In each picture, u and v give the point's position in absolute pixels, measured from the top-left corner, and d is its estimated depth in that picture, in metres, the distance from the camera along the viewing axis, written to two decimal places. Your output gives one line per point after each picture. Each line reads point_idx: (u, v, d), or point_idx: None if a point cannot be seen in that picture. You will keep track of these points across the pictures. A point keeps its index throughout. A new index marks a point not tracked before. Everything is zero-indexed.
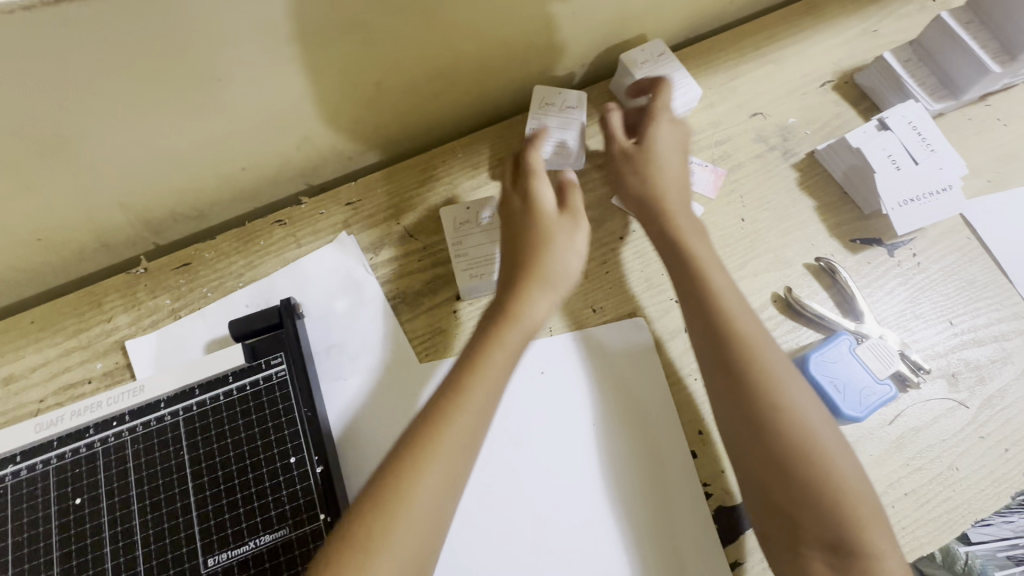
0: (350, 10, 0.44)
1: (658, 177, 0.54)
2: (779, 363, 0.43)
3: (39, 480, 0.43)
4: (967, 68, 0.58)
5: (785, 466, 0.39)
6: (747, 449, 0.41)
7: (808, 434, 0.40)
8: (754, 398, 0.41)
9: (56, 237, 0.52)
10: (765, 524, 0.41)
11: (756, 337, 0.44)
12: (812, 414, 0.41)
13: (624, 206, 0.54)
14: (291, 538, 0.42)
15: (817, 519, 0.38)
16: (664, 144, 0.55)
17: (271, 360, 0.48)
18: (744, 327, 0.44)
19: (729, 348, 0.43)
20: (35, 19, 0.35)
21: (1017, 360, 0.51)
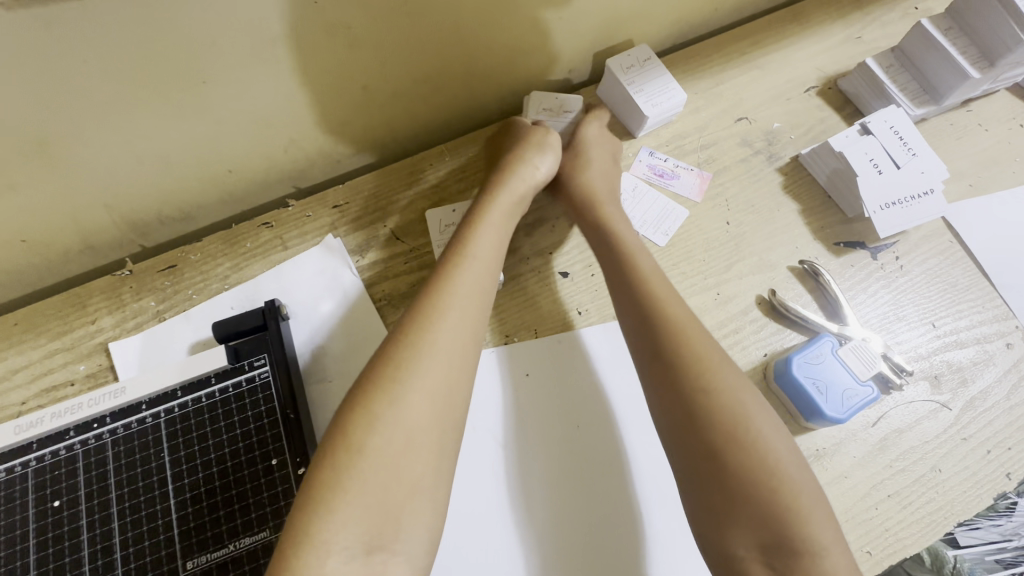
0: (335, 14, 0.45)
1: (590, 183, 0.58)
2: (710, 354, 0.43)
3: (18, 482, 0.43)
4: (947, 74, 0.59)
5: (718, 456, 0.39)
6: (683, 438, 0.40)
7: (743, 420, 0.40)
8: (688, 385, 0.41)
9: (39, 238, 0.52)
10: (701, 524, 0.39)
11: (689, 329, 0.45)
12: (746, 401, 0.41)
13: (601, 211, 0.55)
14: (271, 541, 0.42)
15: (753, 513, 0.37)
16: (596, 154, 0.59)
17: (254, 361, 0.48)
18: (679, 320, 0.45)
19: (662, 341, 0.44)
20: (14, 19, 0.34)
21: (999, 362, 0.52)
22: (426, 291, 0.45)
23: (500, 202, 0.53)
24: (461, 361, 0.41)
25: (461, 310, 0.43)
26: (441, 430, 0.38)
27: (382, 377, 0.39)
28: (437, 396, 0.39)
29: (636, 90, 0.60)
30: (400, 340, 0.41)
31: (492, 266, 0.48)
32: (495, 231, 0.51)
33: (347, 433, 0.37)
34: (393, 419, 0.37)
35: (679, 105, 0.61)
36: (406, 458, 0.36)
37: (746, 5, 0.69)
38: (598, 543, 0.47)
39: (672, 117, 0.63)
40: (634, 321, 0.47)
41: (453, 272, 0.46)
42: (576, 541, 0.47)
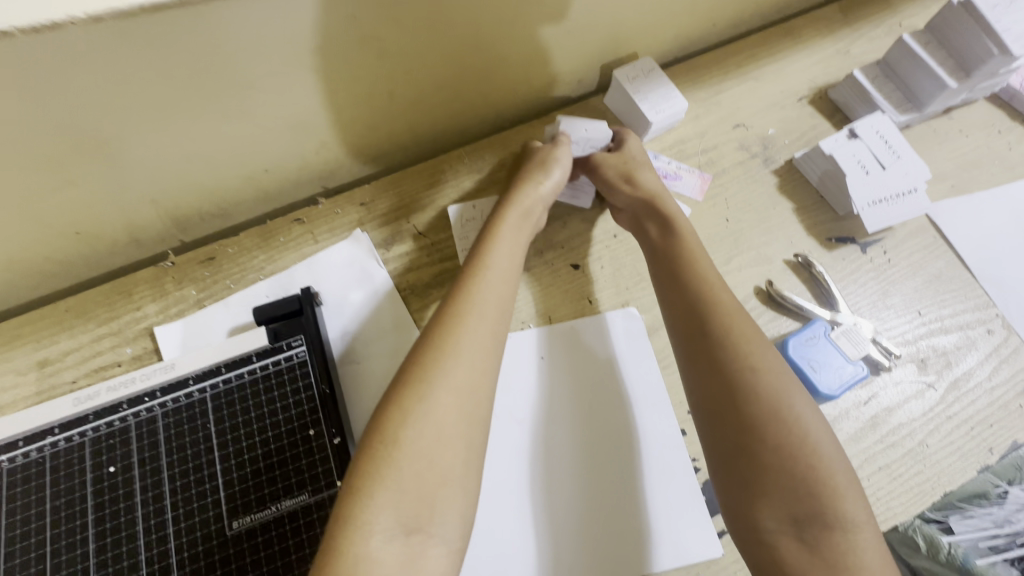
0: (371, 28, 0.50)
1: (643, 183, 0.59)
2: (754, 340, 0.46)
3: (75, 450, 0.47)
4: (927, 84, 0.64)
5: (758, 434, 0.42)
6: (722, 413, 0.43)
7: (784, 402, 0.42)
8: (731, 364, 0.44)
9: (91, 231, 0.56)
10: (736, 499, 0.42)
11: (733, 318, 0.47)
12: (788, 385, 0.44)
13: (653, 208, 0.57)
14: (310, 503, 0.46)
15: (789, 488, 0.40)
16: (645, 165, 0.61)
17: (292, 342, 0.51)
18: (723, 308, 0.48)
19: (706, 326, 0.47)
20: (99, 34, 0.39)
21: (981, 346, 0.56)
22: (448, 300, 0.47)
23: (509, 218, 0.55)
24: (483, 366, 0.43)
25: (483, 318, 0.46)
26: (467, 427, 0.41)
27: (410, 379, 0.41)
28: (462, 394, 0.41)
29: (642, 98, 0.65)
30: (426, 346, 0.43)
31: (507, 278, 0.50)
32: (508, 246, 0.53)
33: (382, 427, 0.39)
34: (422, 415, 0.39)
35: (681, 112, 0.66)
36: (437, 450, 0.39)
37: (742, 22, 0.75)
38: (610, 511, 0.51)
39: (675, 123, 0.67)
40: (681, 305, 0.49)
41: (473, 283, 0.48)
42: (588, 509, 0.51)
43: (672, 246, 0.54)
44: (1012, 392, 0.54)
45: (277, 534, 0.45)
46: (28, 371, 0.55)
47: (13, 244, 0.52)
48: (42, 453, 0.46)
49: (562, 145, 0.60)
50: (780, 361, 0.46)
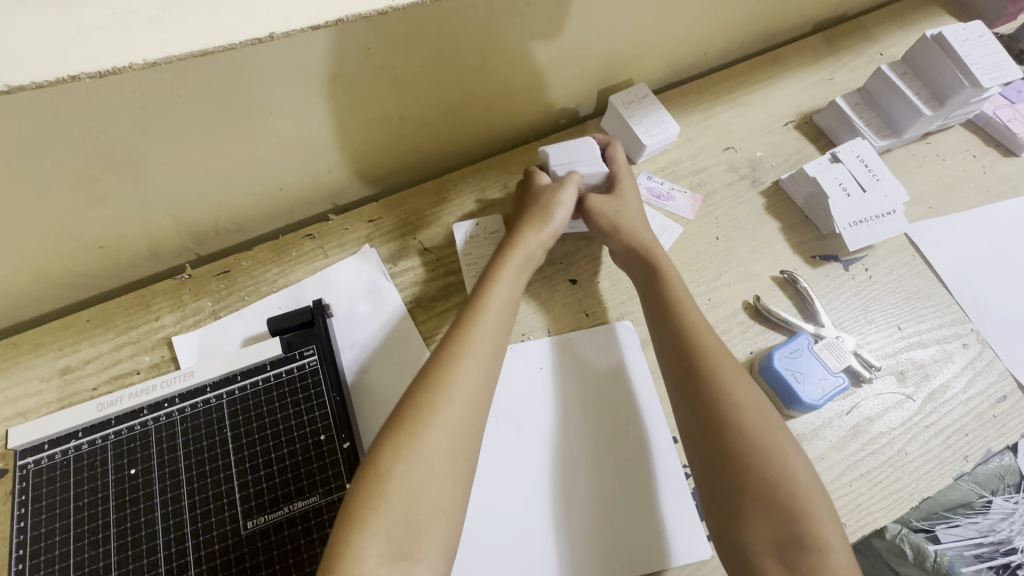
0: (384, 59, 0.54)
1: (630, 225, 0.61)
2: (734, 377, 0.49)
3: (98, 452, 0.49)
4: (904, 112, 0.68)
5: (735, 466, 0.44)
6: (707, 447, 0.46)
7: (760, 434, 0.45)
8: (715, 400, 0.47)
9: (115, 245, 0.59)
10: (720, 527, 0.44)
11: (716, 355, 0.50)
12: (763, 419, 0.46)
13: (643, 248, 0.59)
14: (321, 504, 0.48)
15: (767, 516, 0.42)
16: (634, 211, 0.62)
17: (304, 351, 0.55)
18: (706, 346, 0.51)
19: (692, 363, 0.50)
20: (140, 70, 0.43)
21: (957, 359, 0.59)
22: (444, 341, 0.49)
23: (510, 261, 0.56)
24: (473, 404, 0.46)
25: (476, 356, 0.48)
26: (456, 462, 0.43)
27: (402, 419, 0.44)
28: (452, 432, 0.44)
29: (636, 122, 0.69)
30: (419, 386, 0.46)
31: (503, 318, 0.52)
32: (506, 289, 0.54)
33: (376, 462, 0.42)
34: (414, 452, 0.42)
35: (673, 136, 0.70)
36: (426, 485, 0.41)
37: (731, 50, 0.79)
38: (606, 516, 0.53)
39: (668, 145, 0.71)
40: (669, 344, 0.53)
41: (470, 324, 0.50)
42: (584, 513, 0.53)
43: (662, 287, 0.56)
44: (986, 403, 0.57)
45: (289, 533, 0.47)
46: (51, 378, 0.58)
47: (42, 257, 0.55)
48: (67, 455, 0.49)
49: (566, 189, 0.61)
50: (761, 398, 0.49)
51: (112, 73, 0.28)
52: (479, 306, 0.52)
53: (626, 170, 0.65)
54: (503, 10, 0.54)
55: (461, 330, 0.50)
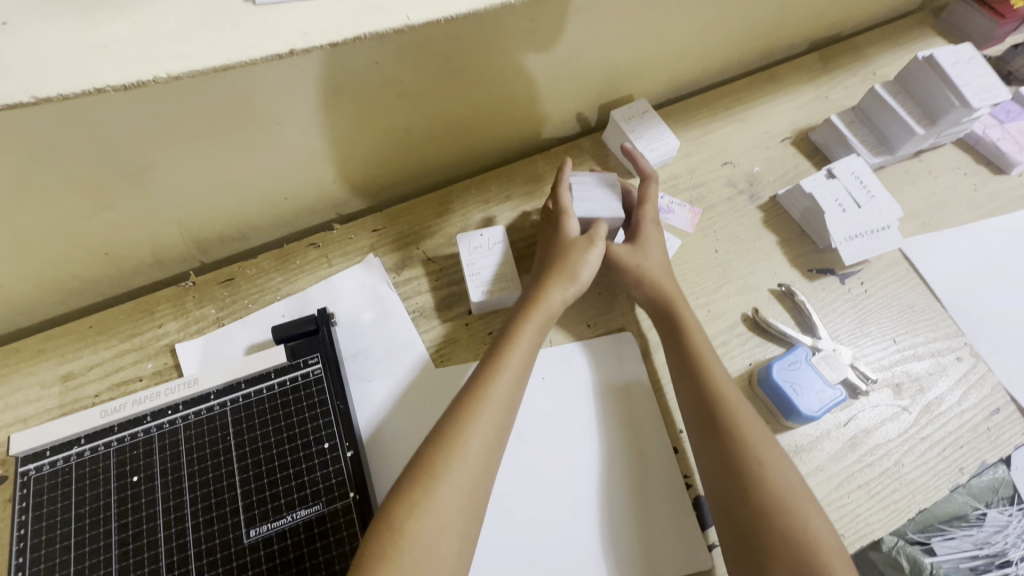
0: (392, 72, 0.55)
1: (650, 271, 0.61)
2: (756, 432, 0.50)
3: (101, 460, 0.49)
4: (897, 130, 0.70)
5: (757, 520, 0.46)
6: (728, 501, 0.48)
7: (779, 491, 0.47)
8: (735, 457, 0.49)
9: (120, 252, 0.59)
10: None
11: (738, 409, 0.52)
12: (782, 476, 0.48)
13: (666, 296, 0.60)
14: (324, 513, 0.48)
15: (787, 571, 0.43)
16: (658, 259, 0.62)
17: (308, 360, 0.55)
18: (729, 399, 0.52)
19: (714, 415, 0.52)
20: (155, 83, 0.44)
21: (951, 372, 0.60)
22: (463, 396, 0.50)
23: (534, 317, 0.56)
24: (486, 461, 0.47)
25: (492, 412, 0.49)
26: (466, 518, 0.44)
27: (418, 475, 0.45)
28: (465, 490, 0.45)
29: (637, 137, 0.70)
30: (436, 441, 0.47)
31: (522, 373, 0.53)
32: (528, 345, 0.54)
33: (390, 515, 0.43)
34: (428, 508, 0.43)
35: (673, 150, 0.71)
36: (440, 541, 0.42)
37: (729, 67, 0.81)
38: (606, 524, 0.53)
39: (667, 159, 0.73)
40: (690, 397, 0.54)
41: (489, 378, 0.51)
42: (585, 522, 0.53)
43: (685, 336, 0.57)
44: (980, 416, 0.58)
45: (292, 542, 0.47)
46: (52, 384, 0.58)
47: (48, 263, 0.55)
48: (69, 462, 0.49)
49: (593, 246, 0.60)
50: (783, 455, 0.50)
51: (136, 85, 0.29)
52: (501, 362, 0.52)
53: (654, 213, 0.65)
54: (510, 27, 0.56)
55: (480, 385, 0.50)
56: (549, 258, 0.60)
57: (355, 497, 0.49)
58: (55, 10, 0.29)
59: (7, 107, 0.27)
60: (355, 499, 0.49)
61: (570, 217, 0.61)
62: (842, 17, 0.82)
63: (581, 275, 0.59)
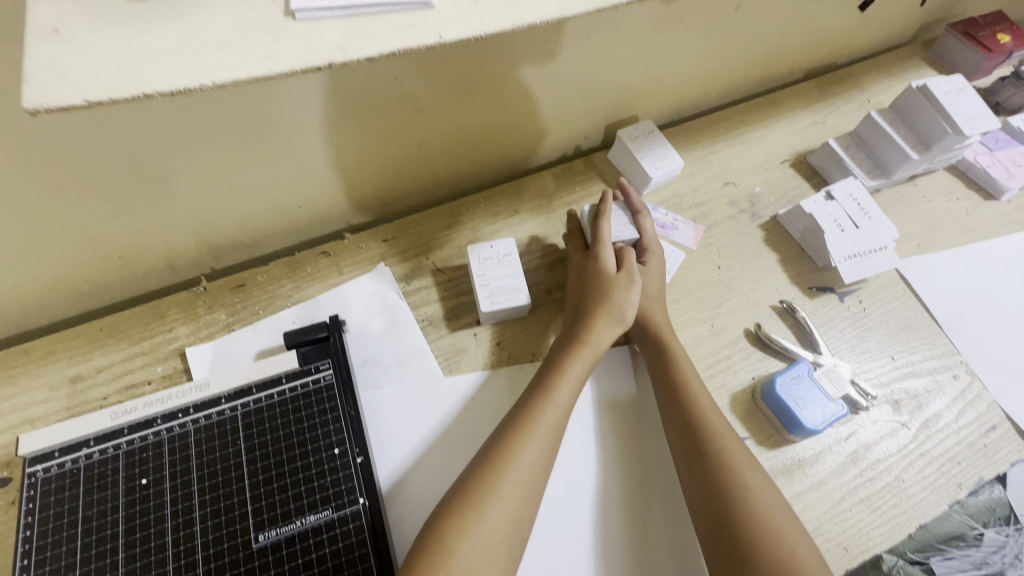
0: (409, 88, 0.57)
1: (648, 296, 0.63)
2: (742, 456, 0.51)
3: (109, 462, 0.49)
4: (892, 156, 0.72)
5: (750, 545, 0.46)
6: (720, 525, 0.48)
7: (772, 515, 0.48)
8: (724, 482, 0.50)
9: (134, 256, 0.60)
10: None
11: (725, 435, 0.53)
12: (772, 499, 0.49)
13: (653, 320, 0.61)
14: (333, 519, 0.49)
15: None
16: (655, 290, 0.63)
17: (320, 365, 0.55)
18: (717, 424, 0.53)
19: (702, 439, 0.52)
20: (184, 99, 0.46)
21: (948, 390, 0.62)
22: (504, 431, 0.51)
23: (582, 354, 0.57)
24: (532, 489, 0.48)
25: (541, 443, 0.50)
26: (510, 545, 0.45)
27: (462, 500, 0.46)
28: (511, 516, 0.46)
29: (642, 155, 0.72)
30: (485, 468, 0.48)
31: (569, 408, 0.54)
32: (574, 381, 0.55)
33: (440, 537, 0.44)
34: (478, 532, 0.44)
35: (677, 169, 0.73)
36: (487, 565, 0.44)
37: (730, 92, 0.84)
38: (617, 530, 0.54)
39: (672, 178, 0.75)
40: (676, 422, 0.55)
41: (539, 411, 0.52)
42: (586, 534, 0.54)
43: (672, 360, 0.58)
44: (977, 432, 0.59)
45: (301, 547, 0.47)
46: (60, 386, 0.58)
47: (63, 264, 0.56)
48: (77, 464, 0.49)
49: (631, 284, 0.61)
50: (770, 481, 0.51)
51: (182, 92, 0.30)
52: (549, 398, 0.53)
53: (655, 244, 0.66)
54: (525, 48, 0.58)
55: (530, 416, 0.52)
56: (586, 289, 0.62)
57: (364, 503, 0.49)
58: (106, 21, 0.31)
59: (57, 110, 0.28)
60: (365, 505, 0.49)
61: (608, 252, 0.63)
62: (838, 47, 0.86)
63: (624, 311, 0.60)
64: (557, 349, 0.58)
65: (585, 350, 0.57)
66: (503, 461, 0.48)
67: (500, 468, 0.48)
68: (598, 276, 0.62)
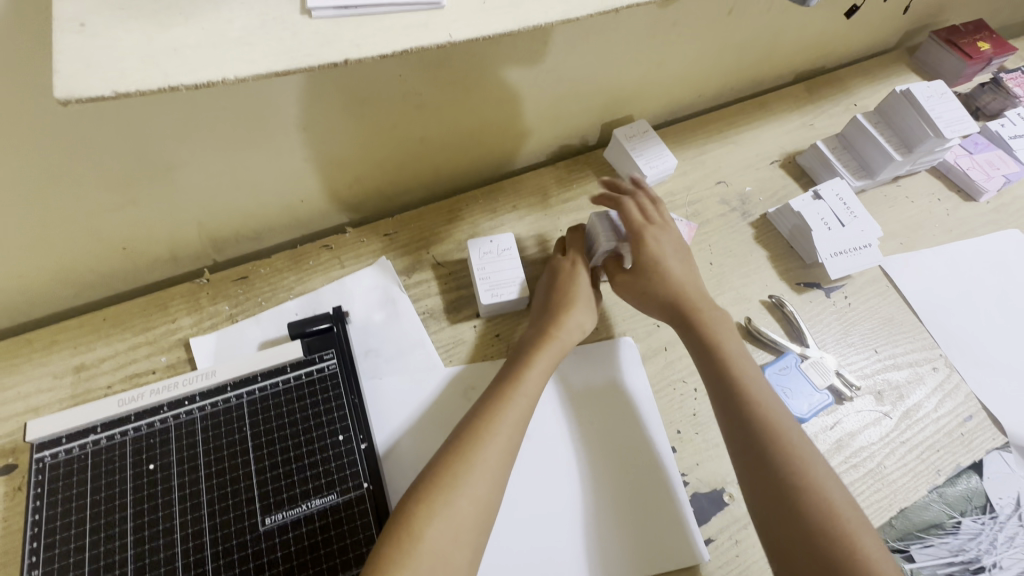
0: (413, 85, 0.58)
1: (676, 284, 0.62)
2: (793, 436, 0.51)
3: (117, 448, 0.50)
4: (877, 157, 0.75)
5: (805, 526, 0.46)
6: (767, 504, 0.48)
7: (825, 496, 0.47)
8: (773, 462, 0.49)
9: (138, 247, 0.61)
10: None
11: (774, 416, 0.52)
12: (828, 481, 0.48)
13: (694, 306, 0.60)
14: (338, 502, 0.50)
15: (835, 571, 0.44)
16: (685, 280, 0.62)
17: (324, 355, 0.57)
18: (765, 405, 0.53)
19: (749, 421, 0.52)
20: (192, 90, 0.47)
21: (928, 381, 0.65)
22: (473, 419, 0.52)
23: (549, 348, 0.58)
24: (501, 473, 0.49)
25: (507, 433, 0.51)
26: (480, 527, 0.46)
27: (436, 482, 0.47)
28: (480, 499, 0.47)
29: (638, 154, 0.74)
30: (453, 452, 0.49)
31: (536, 399, 0.55)
32: (541, 372, 0.57)
33: (407, 520, 0.45)
34: (446, 514, 0.45)
35: (671, 168, 0.76)
36: (454, 546, 0.44)
37: (722, 93, 0.86)
38: (613, 519, 0.56)
39: (665, 177, 0.77)
40: (722, 406, 0.55)
41: (505, 400, 0.53)
42: (585, 522, 0.55)
43: (720, 346, 0.58)
44: (955, 421, 0.62)
45: (307, 530, 0.49)
46: (64, 375, 0.58)
47: (67, 254, 0.57)
48: (84, 450, 0.50)
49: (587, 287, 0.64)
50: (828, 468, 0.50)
51: (204, 85, 0.31)
52: (514, 390, 0.54)
53: (670, 236, 0.64)
54: (524, 48, 0.60)
55: (497, 406, 0.53)
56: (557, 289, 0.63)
57: (369, 488, 0.51)
58: (129, 15, 0.32)
59: (88, 101, 0.30)
60: (368, 490, 0.51)
61: (586, 263, 0.65)
62: (825, 52, 0.89)
63: (584, 315, 0.62)
64: (524, 346, 0.60)
65: (548, 345, 0.59)
66: (471, 445, 0.49)
67: (468, 454, 0.49)
68: (568, 280, 0.64)
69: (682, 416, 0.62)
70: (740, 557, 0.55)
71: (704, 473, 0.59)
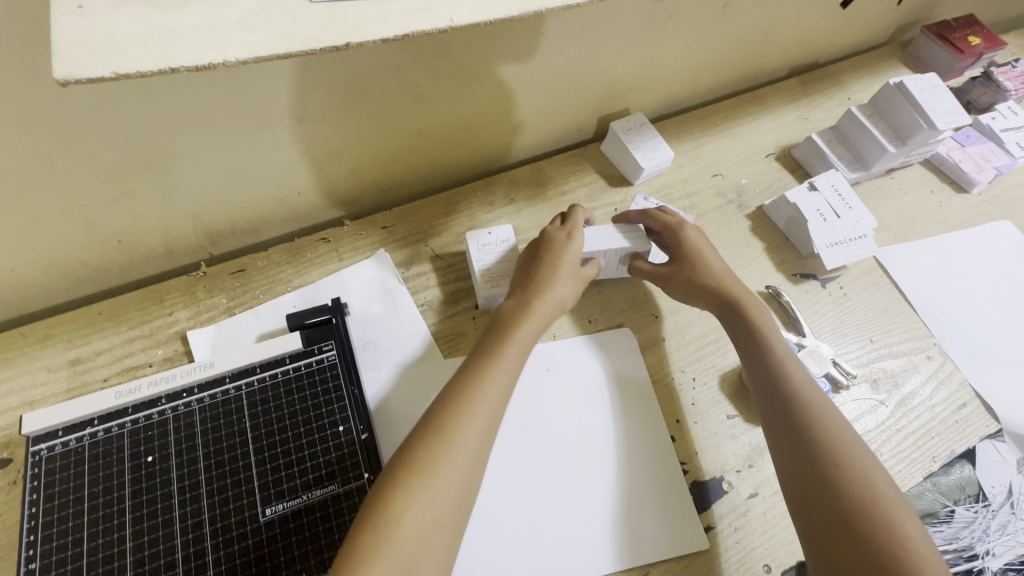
0: (410, 75, 0.58)
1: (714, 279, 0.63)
2: (832, 422, 0.52)
3: (114, 440, 0.50)
4: (871, 149, 0.76)
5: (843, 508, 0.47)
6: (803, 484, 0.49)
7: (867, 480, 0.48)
8: (814, 447, 0.50)
9: (133, 240, 0.60)
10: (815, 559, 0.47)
11: (815, 403, 0.53)
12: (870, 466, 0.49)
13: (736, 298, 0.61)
14: (339, 493, 0.50)
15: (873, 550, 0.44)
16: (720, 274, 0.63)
17: (323, 346, 0.57)
18: (808, 393, 0.54)
19: (793, 409, 0.53)
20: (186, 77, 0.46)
21: (922, 369, 0.65)
22: (450, 395, 0.49)
23: (530, 322, 0.56)
24: (479, 453, 0.47)
25: (487, 412, 0.48)
26: (459, 513, 0.44)
27: (414, 464, 0.45)
28: (458, 483, 0.45)
29: (634, 147, 0.75)
30: (429, 431, 0.47)
31: (514, 374, 0.52)
32: (522, 347, 0.54)
33: (382, 505, 0.43)
34: (423, 499, 0.43)
35: (667, 160, 0.76)
36: (433, 532, 0.43)
37: (717, 88, 0.87)
38: (613, 508, 0.56)
39: (662, 170, 0.77)
40: (764, 391, 0.56)
41: (487, 376, 0.50)
42: (585, 511, 0.55)
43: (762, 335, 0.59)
44: (949, 409, 0.63)
45: (308, 520, 0.48)
46: (60, 369, 0.58)
47: (61, 247, 0.56)
48: (81, 443, 0.49)
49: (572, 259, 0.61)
50: (875, 460, 0.50)
51: (206, 68, 0.31)
52: (495, 366, 0.51)
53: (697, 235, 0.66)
54: (522, 39, 0.60)
55: (477, 383, 0.50)
56: (541, 260, 0.60)
57: (369, 478, 0.51)
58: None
59: (87, 82, 0.29)
60: (368, 480, 0.51)
61: (582, 232, 0.63)
62: (819, 47, 0.89)
63: (563, 288, 0.59)
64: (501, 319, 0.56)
65: (528, 320, 0.56)
66: (450, 424, 0.47)
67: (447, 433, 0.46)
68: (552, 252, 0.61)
69: (683, 406, 0.62)
70: (740, 544, 0.56)
71: (703, 462, 0.60)
